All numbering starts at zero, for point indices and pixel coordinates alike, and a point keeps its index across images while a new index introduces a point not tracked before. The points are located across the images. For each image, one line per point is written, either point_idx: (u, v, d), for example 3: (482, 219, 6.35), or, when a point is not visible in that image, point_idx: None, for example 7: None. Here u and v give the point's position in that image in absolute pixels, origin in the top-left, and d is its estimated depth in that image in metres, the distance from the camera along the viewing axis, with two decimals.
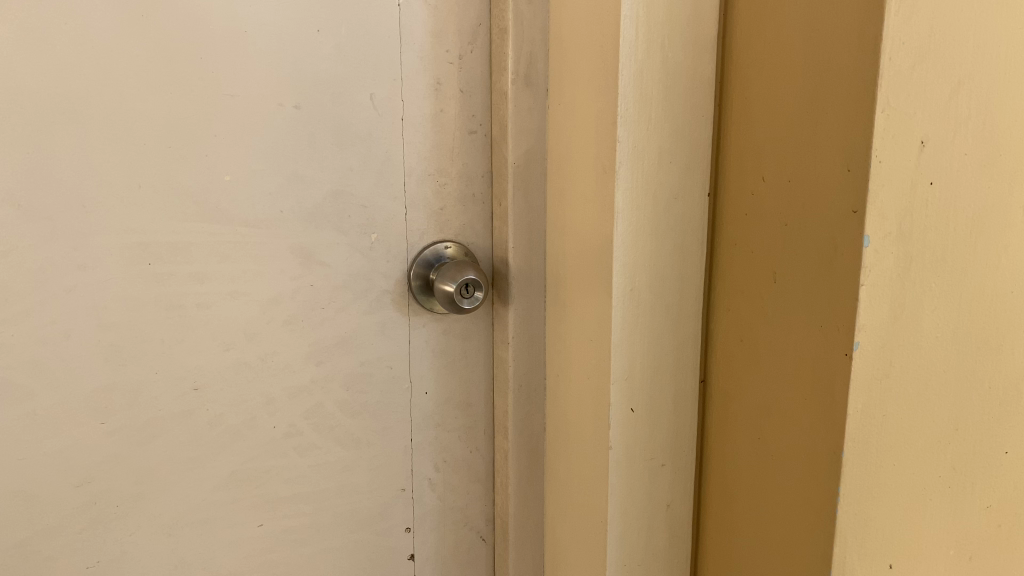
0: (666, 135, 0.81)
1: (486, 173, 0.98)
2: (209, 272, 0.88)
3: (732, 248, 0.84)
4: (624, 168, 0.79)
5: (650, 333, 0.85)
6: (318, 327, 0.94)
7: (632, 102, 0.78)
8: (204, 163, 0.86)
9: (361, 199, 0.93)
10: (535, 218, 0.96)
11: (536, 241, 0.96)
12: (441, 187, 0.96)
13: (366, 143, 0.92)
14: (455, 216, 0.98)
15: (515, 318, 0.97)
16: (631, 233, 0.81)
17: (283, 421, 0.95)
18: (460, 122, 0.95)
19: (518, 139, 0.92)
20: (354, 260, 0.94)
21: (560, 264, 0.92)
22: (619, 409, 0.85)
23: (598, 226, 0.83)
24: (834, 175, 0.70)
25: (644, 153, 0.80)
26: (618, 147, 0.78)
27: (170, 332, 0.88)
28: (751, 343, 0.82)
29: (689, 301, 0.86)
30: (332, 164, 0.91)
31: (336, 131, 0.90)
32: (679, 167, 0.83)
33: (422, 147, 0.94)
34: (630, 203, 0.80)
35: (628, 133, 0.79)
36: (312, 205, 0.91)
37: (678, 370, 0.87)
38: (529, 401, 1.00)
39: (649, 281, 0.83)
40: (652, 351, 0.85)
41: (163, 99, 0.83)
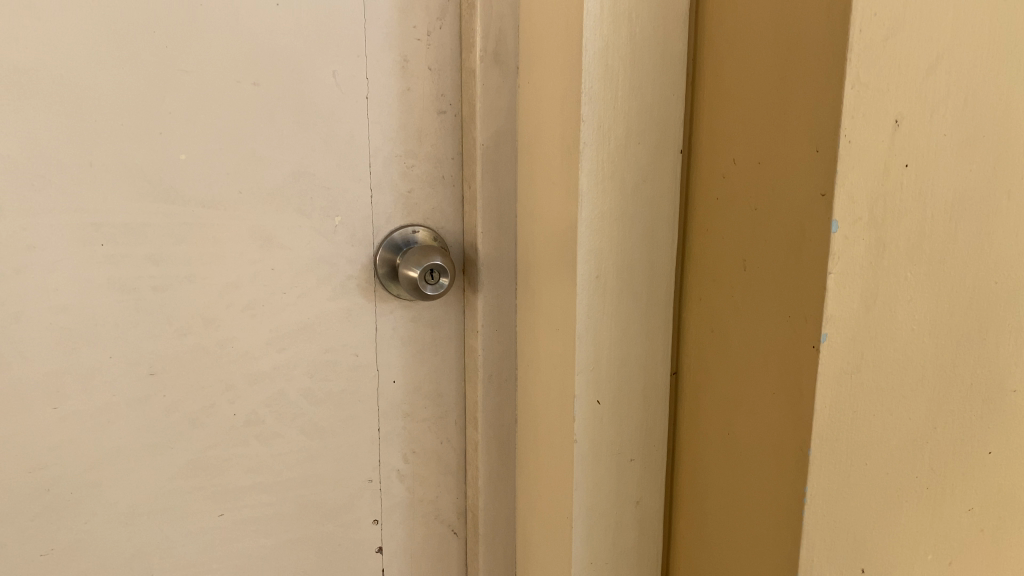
0: (634, 114, 0.77)
1: (457, 155, 0.95)
2: (165, 254, 0.85)
3: (703, 232, 0.80)
4: (589, 148, 0.75)
5: (617, 322, 0.81)
6: (280, 313, 0.91)
7: (597, 78, 0.74)
8: (158, 141, 0.83)
9: (323, 180, 0.90)
10: (506, 201, 0.92)
11: (506, 226, 0.93)
12: (409, 169, 0.93)
13: (329, 122, 0.89)
14: (424, 199, 0.95)
15: (485, 305, 0.93)
16: (597, 217, 0.77)
17: (244, 408, 0.92)
18: (428, 101, 0.92)
19: (487, 119, 0.89)
20: (316, 243, 0.91)
21: (529, 250, 0.89)
22: (584, 401, 0.81)
23: (564, 210, 0.80)
24: (802, 156, 0.66)
25: (611, 133, 0.76)
26: (583, 127, 0.75)
27: (124, 315, 0.85)
28: (721, 333, 0.79)
29: (659, 289, 0.82)
30: (293, 143, 0.88)
31: (297, 110, 0.87)
32: (648, 148, 0.79)
33: (388, 127, 0.91)
34: (596, 186, 0.77)
35: (593, 113, 0.75)
36: (272, 186, 0.88)
37: (648, 361, 0.84)
38: (499, 392, 0.97)
39: (616, 267, 0.80)
40: (619, 341, 0.82)
41: (115, 74, 0.80)
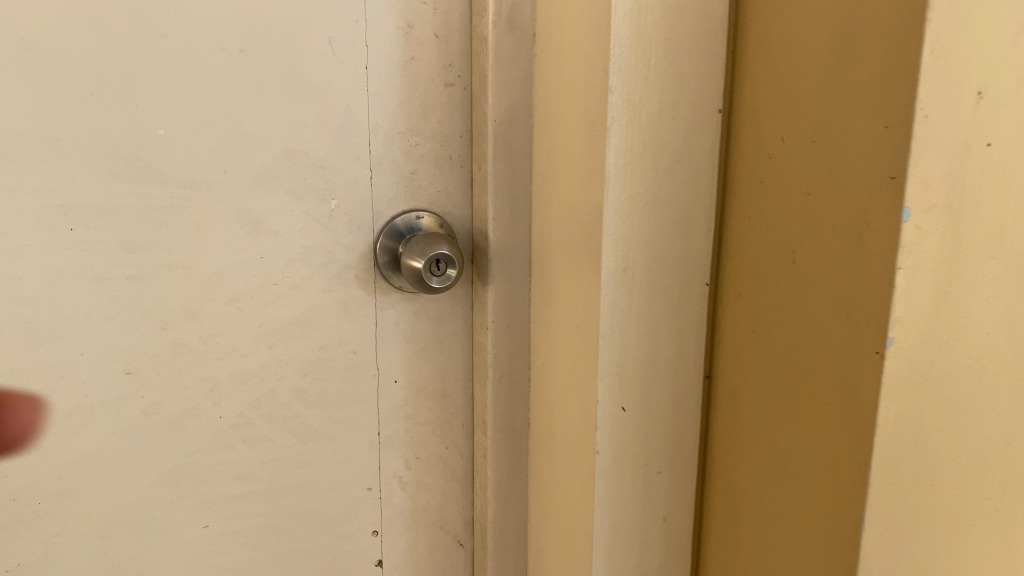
0: (668, 86, 0.68)
1: (465, 133, 0.86)
2: (142, 241, 0.77)
3: (743, 220, 0.71)
4: (616, 124, 0.67)
5: (646, 320, 0.73)
6: (270, 306, 0.83)
7: (627, 44, 0.66)
8: (134, 114, 0.74)
9: (318, 159, 0.81)
10: (521, 184, 0.83)
11: (520, 211, 0.84)
12: (413, 148, 0.84)
13: (324, 94, 0.80)
14: (429, 182, 0.86)
15: (495, 299, 0.85)
16: (625, 202, 0.69)
17: (230, 410, 0.84)
18: (434, 72, 0.83)
19: (500, 92, 0.80)
20: (310, 230, 0.82)
21: (546, 239, 0.80)
22: (608, 407, 0.73)
23: (588, 194, 0.71)
24: (867, 133, 0.57)
25: (641, 107, 0.68)
26: (610, 99, 0.66)
27: (97, 308, 0.77)
28: (764, 334, 0.70)
29: (693, 283, 0.74)
30: (285, 118, 0.79)
31: (288, 80, 0.78)
32: (682, 125, 0.70)
33: (391, 100, 0.82)
34: (624, 167, 0.68)
35: (621, 85, 0.66)
36: (262, 165, 0.79)
37: (679, 363, 0.75)
38: (511, 394, 0.88)
39: (646, 258, 0.71)
40: (647, 341, 0.73)
41: (84, 38, 0.71)
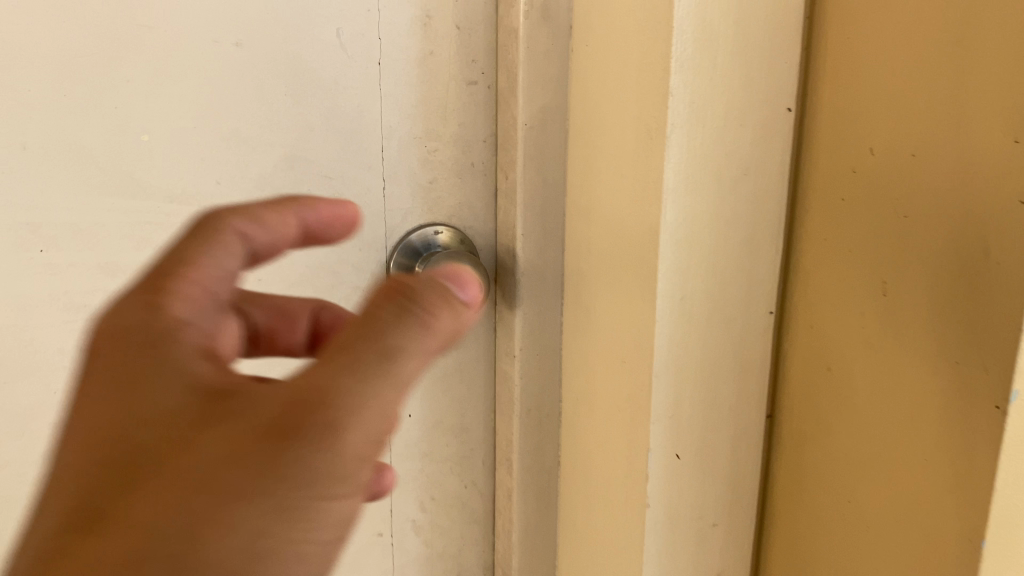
0: (736, 88, 0.59)
1: (489, 137, 0.76)
2: (124, 263, 0.67)
3: (817, 242, 0.62)
4: (677, 132, 0.58)
5: (704, 355, 0.64)
6: None
7: (691, 40, 0.57)
8: (114, 118, 0.64)
9: (323, 167, 0.71)
10: (554, 197, 0.73)
11: (553, 227, 0.74)
12: (431, 155, 0.75)
13: (332, 94, 0.70)
14: (449, 193, 0.76)
15: (524, 325, 0.75)
16: (684, 223, 0.60)
17: None
18: (456, 69, 0.73)
19: (531, 92, 0.70)
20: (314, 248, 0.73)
21: (585, 259, 0.71)
22: (660, 454, 0.64)
23: (638, 212, 0.62)
24: (989, 150, 0.48)
25: (706, 113, 0.58)
26: (671, 104, 0.57)
27: (73, 339, 0.67)
28: (843, 373, 0.61)
29: (758, 313, 0.65)
30: (287, 122, 0.69)
31: (291, 79, 0.68)
32: (752, 133, 0.60)
33: (406, 102, 0.72)
34: (684, 181, 0.59)
35: (682, 87, 0.57)
36: (259, 176, 0.69)
37: (739, 402, 0.66)
38: (540, 430, 0.79)
39: (707, 286, 0.62)
40: (705, 378, 0.64)
41: (53, 29, 0.60)
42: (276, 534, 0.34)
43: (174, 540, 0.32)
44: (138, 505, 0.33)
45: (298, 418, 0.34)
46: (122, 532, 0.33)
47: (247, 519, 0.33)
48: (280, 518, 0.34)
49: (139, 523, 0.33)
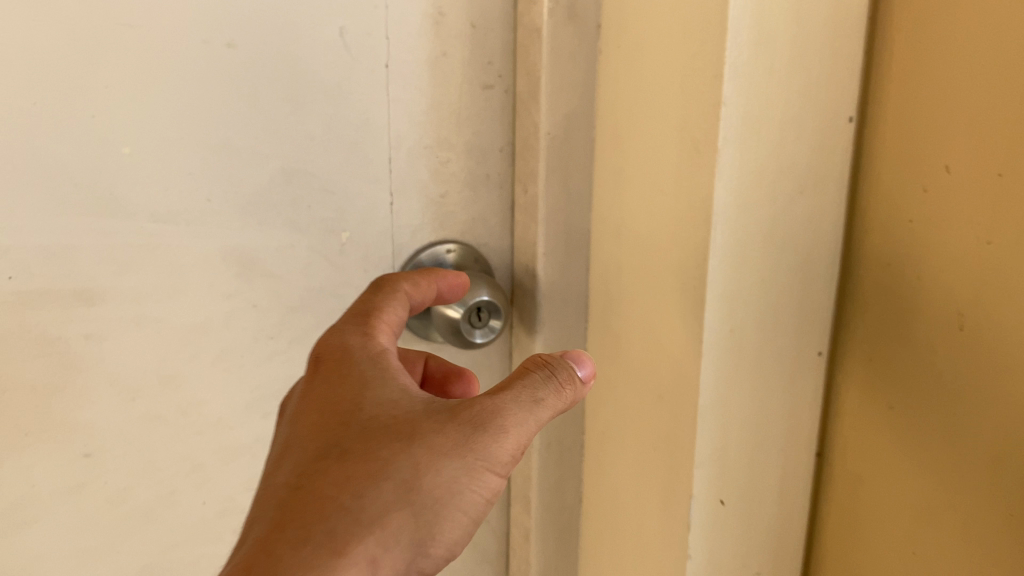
0: (794, 97, 0.53)
1: (506, 146, 0.70)
2: (104, 290, 0.60)
3: (877, 265, 0.57)
4: (729, 146, 0.51)
5: (751, 393, 0.58)
6: (266, 364, 0.67)
7: (747, 43, 0.50)
8: (91, 128, 0.56)
9: (325, 180, 0.64)
10: (579, 212, 0.67)
11: (577, 245, 0.68)
12: (443, 166, 0.68)
13: (335, 100, 0.63)
14: (461, 208, 0.70)
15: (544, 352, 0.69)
16: (734, 248, 0.54)
17: (216, 497, 0.69)
18: (470, 71, 0.67)
19: (556, 98, 0.63)
20: (315, 269, 0.66)
21: (613, 281, 0.65)
22: (704, 502, 0.59)
23: (679, 234, 0.56)
24: None
25: (761, 125, 0.52)
26: (723, 116, 0.51)
27: (46, 376, 0.60)
28: (907, 413, 0.55)
29: (809, 345, 0.59)
30: (285, 131, 0.62)
31: (290, 83, 0.61)
32: (809, 147, 0.54)
33: (416, 108, 0.66)
34: (735, 201, 0.53)
35: (736, 96, 0.51)
36: (253, 191, 0.62)
37: (787, 441, 0.61)
38: (561, 464, 0.73)
39: (757, 317, 0.56)
40: (752, 418, 0.59)
41: (20, 26, 0.53)
42: (452, 506, 0.43)
43: (392, 489, 0.41)
44: (360, 460, 0.42)
45: (480, 416, 0.44)
46: (341, 485, 0.41)
47: (442, 488, 0.42)
48: (449, 497, 0.43)
49: (356, 478, 0.41)
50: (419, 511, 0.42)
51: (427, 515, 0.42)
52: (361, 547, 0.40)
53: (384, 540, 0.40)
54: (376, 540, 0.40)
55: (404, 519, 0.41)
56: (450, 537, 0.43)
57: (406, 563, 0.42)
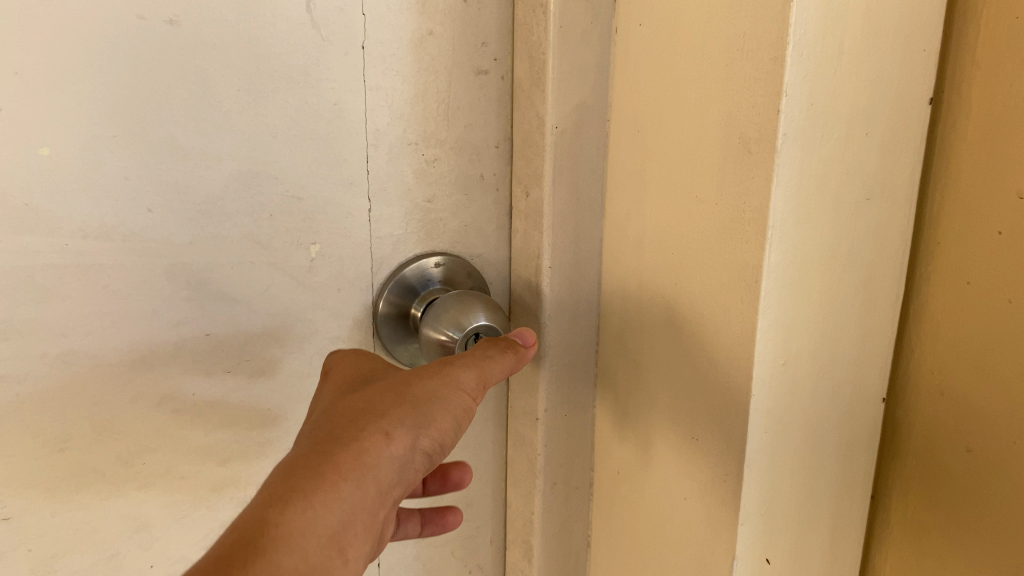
0: (864, 84, 0.44)
1: (503, 143, 0.61)
2: (20, 322, 0.49)
3: (954, 281, 0.48)
4: (790, 145, 0.42)
5: (805, 433, 0.49)
6: (224, 402, 0.57)
7: (817, 18, 0.41)
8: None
9: (290, 184, 0.54)
10: (590, 219, 0.58)
11: (588, 256, 0.59)
12: (430, 165, 0.59)
13: (301, 89, 0.53)
14: (451, 213, 0.61)
15: (551, 382, 0.60)
16: (792, 266, 0.45)
17: (165, 557, 0.58)
18: (461, 54, 0.57)
19: (565, 85, 0.54)
20: (281, 289, 0.56)
21: (631, 300, 0.56)
22: (749, 563, 0.50)
23: (719, 250, 0.47)
24: None
25: (826, 119, 0.43)
26: (784, 108, 0.41)
27: None
28: (991, 458, 0.47)
29: (869, 375, 0.51)
30: (241, 126, 0.52)
31: (248, 69, 0.51)
32: (878, 145, 0.46)
33: (398, 98, 0.56)
34: (794, 210, 0.44)
35: (799, 84, 0.41)
36: (204, 199, 0.52)
37: (841, 486, 0.52)
38: (568, 506, 0.63)
39: (814, 346, 0.48)
40: (805, 462, 0.50)
41: None
42: (447, 403, 0.46)
43: (390, 394, 0.45)
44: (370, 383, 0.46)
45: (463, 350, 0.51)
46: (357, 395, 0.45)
47: (431, 389, 0.46)
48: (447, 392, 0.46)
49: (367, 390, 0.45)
50: (417, 403, 0.45)
51: (426, 404, 0.45)
52: (373, 427, 0.42)
53: (392, 420, 0.43)
54: (385, 421, 0.43)
55: (406, 409, 0.44)
56: (448, 431, 0.45)
57: (415, 448, 0.43)
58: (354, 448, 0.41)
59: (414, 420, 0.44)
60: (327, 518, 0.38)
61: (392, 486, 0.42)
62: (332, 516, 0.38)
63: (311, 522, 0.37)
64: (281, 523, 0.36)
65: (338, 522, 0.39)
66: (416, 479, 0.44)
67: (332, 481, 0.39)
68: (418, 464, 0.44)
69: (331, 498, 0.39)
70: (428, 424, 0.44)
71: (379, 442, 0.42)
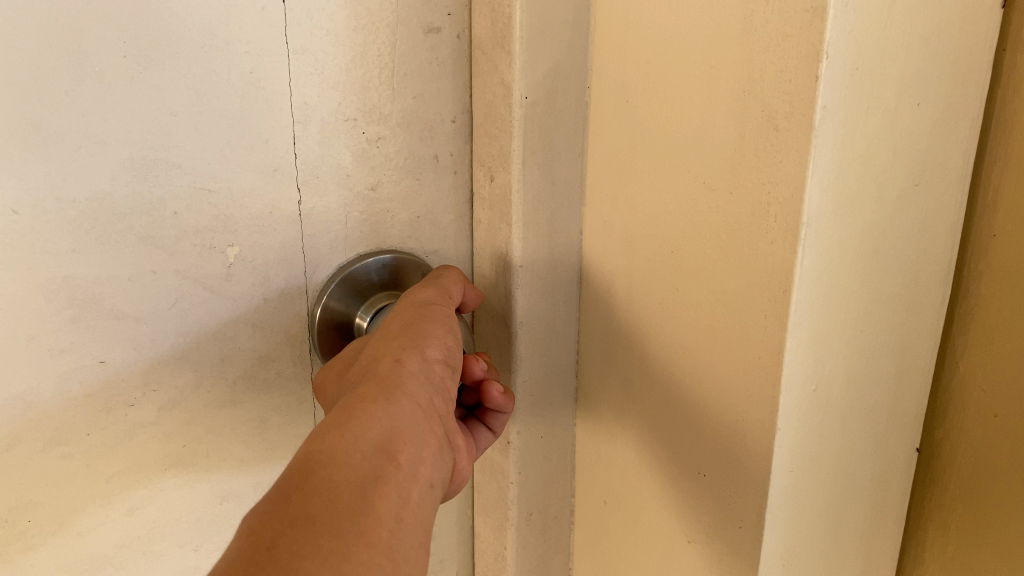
0: (921, 40, 0.35)
1: (461, 116, 0.51)
2: None
3: (1015, 280, 0.40)
4: (830, 122, 0.33)
5: (836, 467, 0.41)
6: (128, 440, 0.47)
7: None
8: None
9: (198, 173, 0.44)
10: (567, 207, 0.49)
11: (564, 251, 0.50)
12: (372, 145, 0.49)
13: (206, 54, 0.42)
14: (400, 201, 0.51)
15: (525, 400, 0.51)
16: (827, 272, 0.36)
17: None
18: (406, 9, 0.47)
19: (536, 46, 0.44)
20: (194, 301, 0.46)
21: (620, 304, 0.47)
22: None
23: (734, 251, 0.38)
24: None
25: (874, 86, 0.34)
26: (825, 74, 0.32)
27: None
28: None
29: (908, 394, 0.42)
30: (130, 101, 0.41)
31: (136, 28, 0.40)
32: (931, 117, 0.37)
33: (330, 63, 0.46)
34: (832, 203, 0.35)
35: (844, 41, 0.32)
36: (86, 195, 0.41)
37: (873, 523, 0.44)
38: (546, 536, 0.55)
39: (850, 364, 0.39)
40: (834, 500, 0.41)
41: None
42: (435, 319, 0.42)
43: (383, 336, 0.41)
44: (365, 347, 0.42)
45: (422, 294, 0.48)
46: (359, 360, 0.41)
47: (413, 314, 0.42)
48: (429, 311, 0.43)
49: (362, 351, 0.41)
50: (409, 331, 0.41)
51: (417, 327, 0.41)
52: (380, 362, 0.38)
53: (393, 350, 0.39)
54: (389, 355, 0.39)
55: (400, 339, 0.40)
56: (453, 345, 0.41)
57: (431, 363, 0.39)
58: (372, 380, 0.37)
59: (413, 342, 0.40)
60: (368, 430, 0.34)
61: (430, 399, 0.38)
62: (375, 428, 0.34)
63: (354, 436, 0.33)
64: (324, 448, 0.32)
65: (385, 432, 0.34)
66: (453, 395, 0.40)
67: (362, 404, 0.35)
68: (446, 379, 0.40)
69: (367, 417, 0.34)
70: (429, 340, 0.40)
71: (392, 368, 0.38)
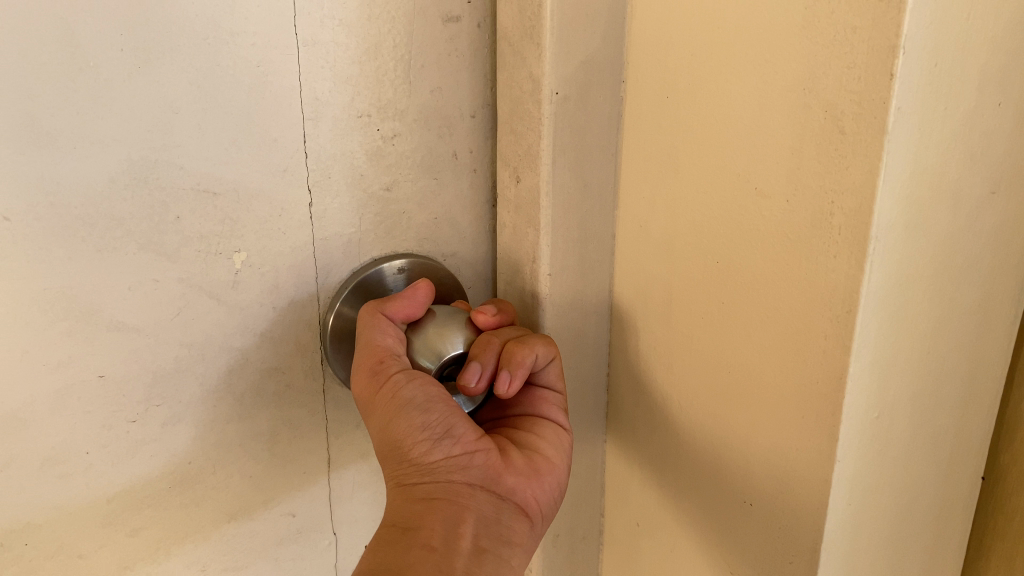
0: (1008, 32, 0.31)
1: (480, 111, 0.48)
2: None
3: None
4: (905, 125, 0.29)
5: (897, 499, 0.37)
6: (130, 458, 0.43)
7: None
8: None
9: (200, 175, 0.41)
10: (598, 211, 0.45)
11: (595, 257, 0.46)
12: (387, 142, 0.45)
13: (209, 46, 0.39)
14: (416, 202, 0.48)
15: None
16: (896, 291, 0.32)
17: None
18: None
19: (568, 37, 0.40)
20: (198, 310, 0.43)
21: (657, 316, 0.44)
22: None
23: (786, 264, 0.35)
24: None
25: (954, 84, 0.30)
26: (902, 71, 0.28)
27: None
28: None
29: (975, 418, 0.39)
30: (127, 97, 0.38)
31: (134, 17, 0.37)
32: (1013, 118, 0.33)
33: (342, 56, 0.42)
34: (903, 214, 0.31)
35: (924, 33, 0.28)
36: (81, 199, 0.38)
37: (932, 555, 0.41)
38: (573, 557, 0.52)
39: (916, 389, 0.35)
40: (893, 535, 0.38)
41: None
42: (394, 400, 0.39)
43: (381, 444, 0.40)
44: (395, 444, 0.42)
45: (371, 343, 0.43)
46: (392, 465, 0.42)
47: (377, 411, 0.40)
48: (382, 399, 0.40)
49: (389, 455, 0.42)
50: (384, 434, 0.39)
51: (385, 423, 0.39)
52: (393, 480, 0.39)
53: (391, 467, 0.39)
54: (392, 471, 0.39)
55: (386, 447, 0.39)
56: (430, 411, 0.38)
57: (421, 458, 0.38)
58: (391, 506, 0.38)
59: (394, 446, 0.39)
60: (385, 557, 0.35)
61: (444, 486, 0.38)
62: (389, 556, 0.35)
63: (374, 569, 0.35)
64: None
65: (401, 551, 0.35)
66: (472, 451, 0.39)
67: (380, 539, 0.37)
68: (452, 446, 0.38)
69: (383, 550, 0.36)
70: (401, 434, 0.38)
71: (400, 487, 0.39)
